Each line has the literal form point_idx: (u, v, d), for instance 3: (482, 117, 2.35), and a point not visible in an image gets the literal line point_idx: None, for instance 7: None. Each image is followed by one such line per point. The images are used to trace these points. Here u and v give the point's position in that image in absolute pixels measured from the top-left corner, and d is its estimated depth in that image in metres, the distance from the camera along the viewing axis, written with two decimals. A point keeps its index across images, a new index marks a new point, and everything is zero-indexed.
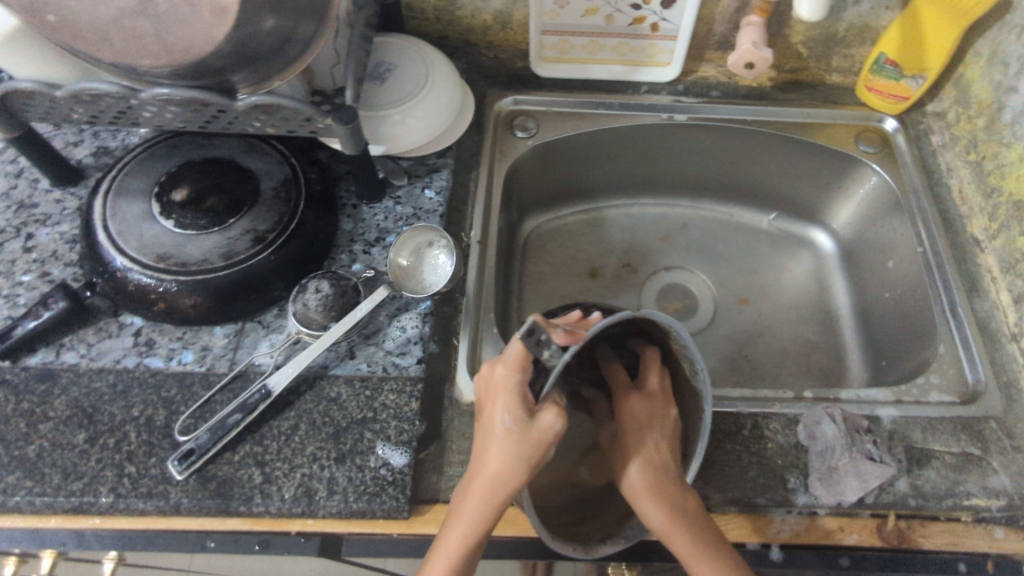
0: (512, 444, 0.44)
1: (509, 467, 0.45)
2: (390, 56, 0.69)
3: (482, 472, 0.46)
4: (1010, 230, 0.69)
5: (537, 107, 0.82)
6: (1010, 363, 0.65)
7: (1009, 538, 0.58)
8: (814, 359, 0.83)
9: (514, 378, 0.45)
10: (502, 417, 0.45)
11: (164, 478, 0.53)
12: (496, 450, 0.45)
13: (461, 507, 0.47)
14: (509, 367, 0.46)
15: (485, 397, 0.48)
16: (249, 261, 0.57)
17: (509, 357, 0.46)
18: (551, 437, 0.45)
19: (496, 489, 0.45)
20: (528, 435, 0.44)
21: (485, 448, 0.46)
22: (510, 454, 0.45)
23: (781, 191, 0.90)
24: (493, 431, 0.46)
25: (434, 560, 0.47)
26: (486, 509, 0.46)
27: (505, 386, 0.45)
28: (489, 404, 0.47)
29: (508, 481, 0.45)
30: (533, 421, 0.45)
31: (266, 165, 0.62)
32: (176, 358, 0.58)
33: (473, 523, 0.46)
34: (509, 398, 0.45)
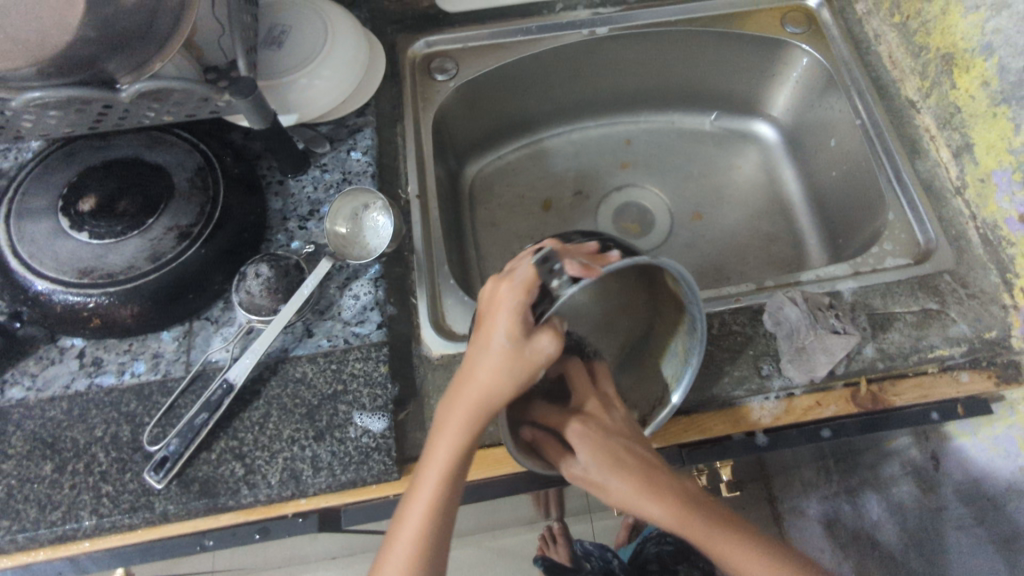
0: (506, 362, 0.44)
1: (500, 383, 0.44)
2: (285, 17, 0.64)
3: (468, 393, 0.45)
4: (942, 85, 0.68)
5: (451, 46, 0.78)
6: (958, 216, 0.66)
7: (974, 379, 0.60)
8: (775, 250, 0.84)
9: (518, 298, 0.45)
10: (500, 335, 0.44)
11: (144, 490, 0.52)
12: (490, 367, 0.45)
13: (440, 431, 0.46)
14: (516, 288, 0.45)
15: (483, 320, 0.47)
16: (178, 260, 0.54)
17: (517, 278, 0.45)
18: (541, 364, 0.44)
19: (479, 408, 0.45)
20: (519, 355, 0.44)
21: (479, 365, 0.45)
22: (502, 373, 0.44)
23: (718, 89, 0.88)
24: (490, 348, 0.45)
25: (417, 494, 0.45)
26: (468, 429, 0.45)
27: (508, 304, 0.45)
28: (488, 324, 0.46)
29: (491, 399, 0.44)
30: (527, 346, 0.44)
31: (175, 157, 0.58)
32: (128, 371, 0.56)
33: (453, 448, 0.45)
34: (509, 315, 0.44)
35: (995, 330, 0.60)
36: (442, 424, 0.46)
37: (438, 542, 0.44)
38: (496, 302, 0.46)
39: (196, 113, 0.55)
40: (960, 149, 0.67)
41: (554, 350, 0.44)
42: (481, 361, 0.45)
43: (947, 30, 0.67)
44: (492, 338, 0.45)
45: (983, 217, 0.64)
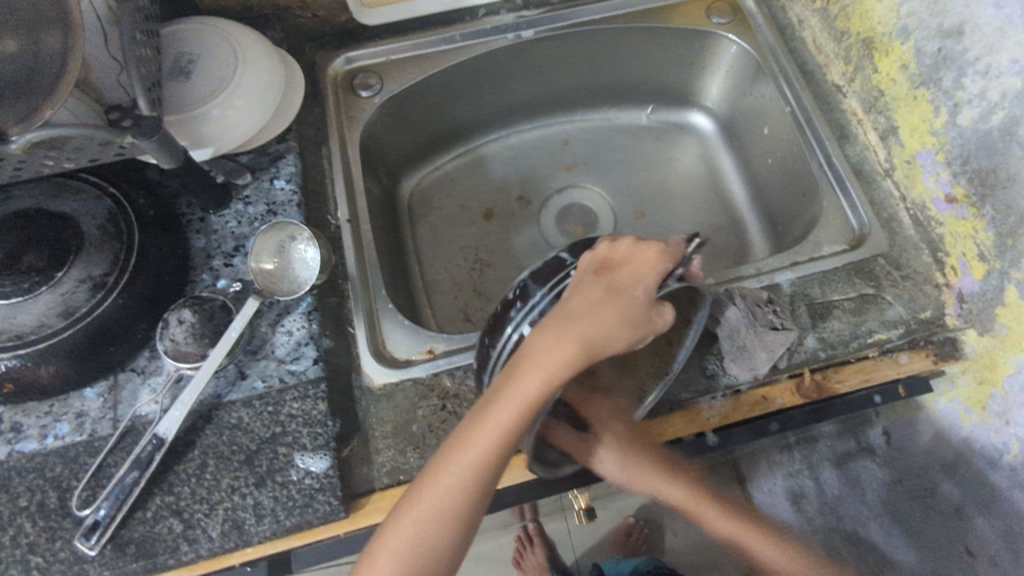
0: (625, 316, 0.45)
1: (610, 336, 0.45)
2: (191, 45, 0.61)
3: (587, 331, 0.44)
4: (865, 70, 0.68)
5: (374, 60, 0.76)
6: (887, 199, 0.67)
7: (913, 360, 0.60)
8: (719, 241, 0.85)
9: (665, 261, 0.46)
10: (644, 288, 0.46)
11: (76, 557, 0.49)
12: (612, 316, 0.45)
13: (537, 363, 0.44)
14: (665, 252, 0.47)
15: (617, 270, 0.47)
16: (94, 313, 0.52)
17: (667, 246, 0.47)
18: (661, 329, 0.46)
19: (587, 354, 0.44)
20: (648, 312, 0.45)
21: (597, 310, 0.45)
22: (618, 325, 0.45)
23: (651, 84, 0.88)
24: (622, 297, 0.45)
25: (483, 428, 0.44)
26: (569, 373, 0.44)
27: (657, 262, 0.46)
28: (624, 275, 0.46)
29: (604, 345, 0.45)
30: (655, 308, 0.46)
31: (81, 204, 0.55)
32: (51, 434, 0.53)
33: (541, 386, 0.43)
34: (657, 273, 0.46)
35: (931, 309, 0.61)
36: (540, 355, 0.44)
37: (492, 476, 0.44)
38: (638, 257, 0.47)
39: (99, 158, 0.52)
40: (886, 132, 0.67)
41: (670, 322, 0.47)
42: (608, 307, 0.45)
43: (864, 14, 0.66)
44: (631, 288, 0.46)
45: (913, 198, 0.64)
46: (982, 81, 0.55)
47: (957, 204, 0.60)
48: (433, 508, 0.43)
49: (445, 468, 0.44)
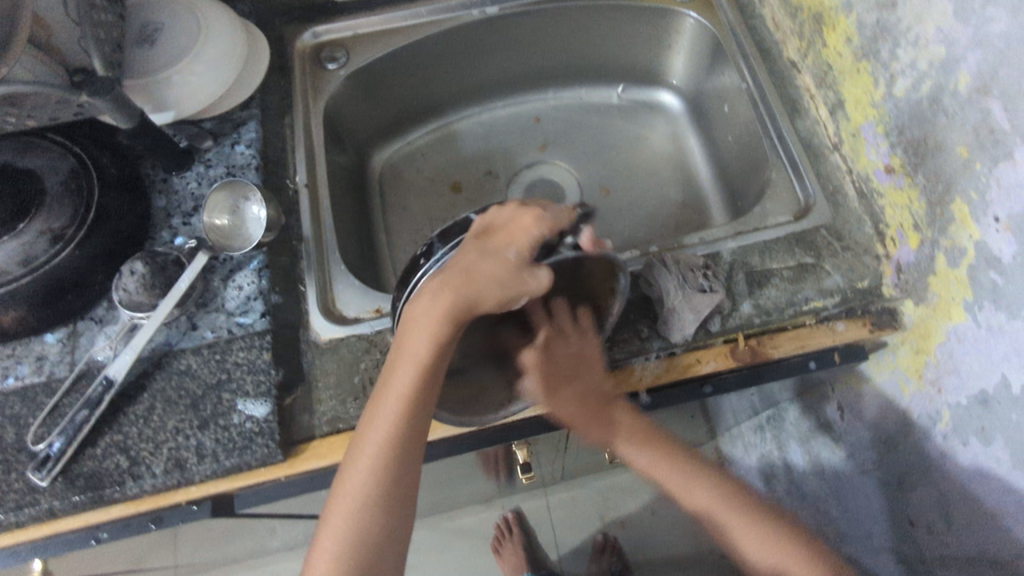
0: (500, 273, 0.47)
1: (485, 291, 0.47)
2: (157, 14, 0.64)
3: (461, 287, 0.48)
4: (816, 44, 0.68)
5: (342, 35, 0.79)
6: (835, 172, 0.67)
7: (848, 329, 0.61)
8: (682, 217, 0.86)
9: (538, 229, 0.49)
10: (514, 250, 0.48)
11: (29, 489, 0.52)
12: (485, 273, 0.48)
13: (419, 327, 0.48)
14: (542, 222, 0.49)
15: (496, 234, 0.49)
16: (52, 262, 0.55)
17: (546, 215, 0.50)
18: (536, 291, 0.47)
19: (463, 310, 0.48)
20: (521, 272, 0.47)
21: (471, 269, 0.48)
22: (491, 283, 0.47)
23: (619, 62, 0.89)
24: (494, 257, 0.48)
25: (384, 399, 0.48)
26: (448, 329, 0.48)
27: (531, 229, 0.49)
28: (502, 237, 0.49)
29: (483, 302, 0.48)
30: (528, 270, 0.47)
31: (46, 161, 0.58)
32: (12, 375, 0.57)
33: (423, 349, 0.48)
34: (528, 237, 0.48)
35: (868, 280, 0.62)
36: (419, 319, 0.48)
37: (415, 432, 0.48)
38: (515, 224, 0.50)
39: (59, 116, 0.57)
40: (834, 106, 0.68)
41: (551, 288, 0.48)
42: (482, 266, 0.48)
43: None
44: (503, 249, 0.48)
45: (858, 170, 0.65)
46: (913, 50, 0.56)
47: (895, 174, 0.61)
48: (364, 478, 0.47)
49: (358, 457, 0.48)
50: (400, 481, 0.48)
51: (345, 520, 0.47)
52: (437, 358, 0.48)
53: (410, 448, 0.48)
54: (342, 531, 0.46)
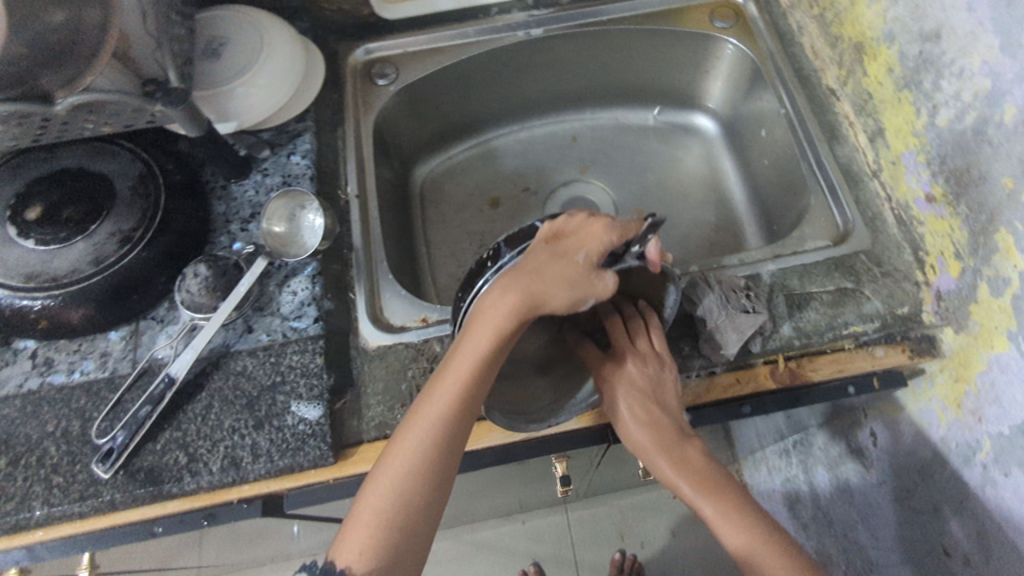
0: (573, 274, 0.49)
1: (559, 289, 0.48)
2: (223, 29, 0.67)
3: (531, 285, 0.48)
4: (856, 74, 0.71)
5: (391, 52, 0.82)
6: (874, 198, 0.69)
7: (888, 354, 0.62)
8: (717, 238, 0.87)
9: (609, 235, 0.51)
10: (584, 254, 0.50)
11: (92, 480, 0.55)
12: (557, 271, 0.49)
13: (484, 319, 0.48)
14: (609, 229, 0.52)
15: (566, 235, 0.52)
16: (121, 263, 0.57)
17: (615, 224, 0.52)
18: (603, 293, 0.49)
19: (532, 305, 0.48)
20: (592, 277, 0.49)
21: (541, 268, 0.49)
22: (563, 281, 0.49)
23: (657, 85, 0.92)
24: (566, 258, 0.50)
25: (442, 381, 0.48)
26: (513, 325, 0.48)
27: (601, 235, 0.51)
28: (571, 241, 0.51)
29: (551, 299, 0.48)
30: (597, 273, 0.49)
31: (117, 166, 0.62)
32: (78, 369, 0.59)
33: (492, 337, 0.48)
34: (597, 242, 0.50)
35: (907, 306, 0.63)
36: (488, 310, 0.48)
37: (459, 429, 0.48)
38: (584, 229, 0.52)
39: (133, 123, 0.58)
40: (874, 134, 0.69)
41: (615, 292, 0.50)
42: (554, 265, 0.49)
43: (855, 20, 0.69)
44: (575, 252, 0.50)
45: (897, 198, 0.66)
46: (956, 83, 0.57)
47: (935, 203, 0.62)
48: (398, 471, 0.47)
49: (408, 433, 0.48)
50: (438, 481, 0.47)
51: (380, 513, 0.46)
52: (497, 352, 0.48)
53: (450, 443, 0.48)
54: (382, 501, 0.46)
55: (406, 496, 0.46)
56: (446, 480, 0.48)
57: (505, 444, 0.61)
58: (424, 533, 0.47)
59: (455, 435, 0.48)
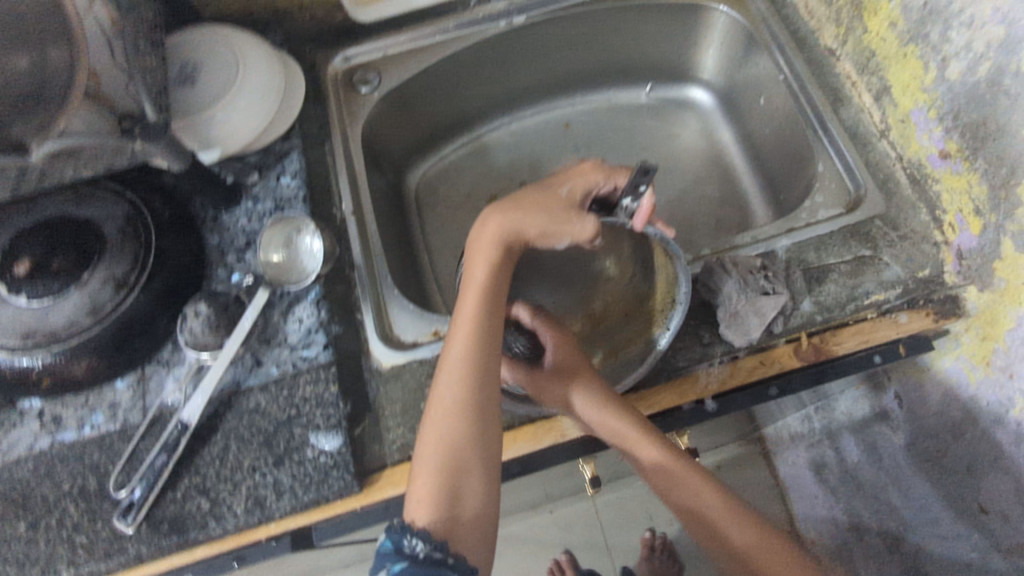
0: (552, 205, 0.52)
1: (536, 217, 0.51)
2: (195, 52, 0.65)
3: (512, 214, 0.52)
4: (855, 30, 0.68)
5: (370, 56, 0.79)
6: (885, 158, 0.66)
7: (912, 320, 0.60)
8: (722, 214, 0.85)
9: (593, 177, 0.54)
10: (565, 189, 0.53)
11: (116, 535, 0.53)
12: (539, 203, 0.53)
13: (478, 254, 0.52)
14: (595, 172, 0.55)
15: (557, 179, 0.56)
16: (119, 309, 0.56)
17: (603, 166, 0.55)
18: (580, 231, 0.49)
19: (514, 234, 0.52)
20: (570, 209, 0.51)
21: (525, 202, 0.53)
22: (542, 209, 0.52)
23: (647, 61, 0.89)
24: (551, 194, 0.53)
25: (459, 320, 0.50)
26: (498, 252, 0.52)
27: (588, 174, 0.54)
28: (560, 179, 0.56)
29: (529, 224, 0.51)
30: (578, 214, 0.50)
31: (103, 209, 0.59)
32: (88, 423, 0.58)
33: (487, 269, 0.51)
34: (580, 180, 0.54)
35: (929, 268, 0.61)
36: (480, 244, 0.52)
37: (485, 368, 0.49)
38: (574, 173, 0.56)
39: (115, 164, 0.56)
40: (879, 92, 0.67)
41: (595, 238, 0.50)
42: (537, 197, 0.53)
43: None
44: (558, 189, 0.54)
45: (909, 157, 0.64)
46: (967, 33, 0.55)
47: (950, 159, 0.60)
48: (441, 413, 0.49)
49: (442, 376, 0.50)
50: (480, 422, 0.48)
51: (434, 462, 0.47)
52: (496, 283, 0.51)
53: (480, 378, 0.49)
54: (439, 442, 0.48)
55: (454, 441, 0.47)
56: (491, 414, 0.49)
57: (531, 452, 0.59)
58: (485, 474, 0.48)
59: (482, 375, 0.49)
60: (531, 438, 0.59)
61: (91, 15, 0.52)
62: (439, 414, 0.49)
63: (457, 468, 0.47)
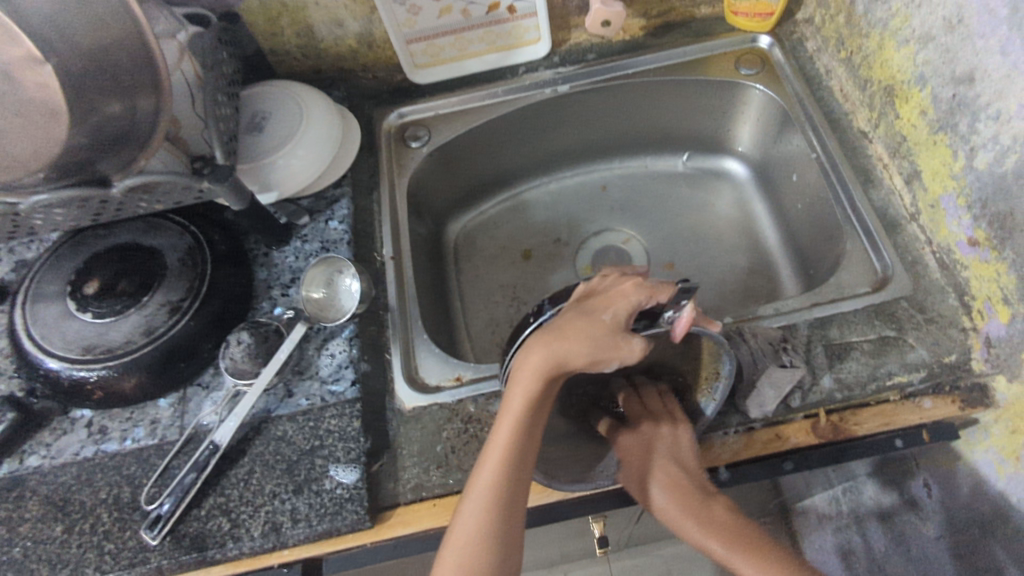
0: (596, 330, 0.49)
1: (583, 346, 0.49)
2: (266, 104, 0.72)
3: (553, 342, 0.49)
4: (887, 115, 0.70)
5: (423, 115, 0.85)
6: (912, 242, 0.67)
7: (936, 405, 0.60)
8: (750, 283, 0.86)
9: (636, 296, 0.52)
10: (608, 313, 0.51)
11: (141, 546, 0.56)
12: (583, 328, 0.50)
13: (518, 380, 0.50)
14: (638, 290, 0.53)
15: (597, 296, 0.53)
16: (170, 332, 0.61)
17: (644, 283, 0.53)
18: (629, 357, 0.49)
19: (556, 364, 0.49)
20: (618, 337, 0.49)
21: (566, 325, 0.50)
22: (589, 336, 0.49)
23: (685, 131, 0.92)
24: (595, 317, 0.50)
25: (493, 443, 0.50)
26: (540, 383, 0.50)
27: (631, 295, 0.52)
28: (601, 298, 0.53)
29: (572, 354, 0.49)
30: (625, 337, 0.49)
31: (168, 240, 0.65)
32: (129, 437, 0.62)
33: (525, 399, 0.50)
34: (624, 303, 0.51)
35: (955, 354, 0.61)
36: (519, 370, 0.50)
37: (512, 497, 0.49)
38: (616, 292, 0.53)
39: (182, 199, 0.62)
40: (910, 175, 0.68)
41: (643, 356, 0.50)
42: (580, 321, 0.50)
43: (885, 63, 0.69)
44: (602, 314, 0.51)
45: (938, 242, 0.65)
46: (994, 125, 0.56)
47: (978, 247, 0.60)
48: (468, 533, 0.49)
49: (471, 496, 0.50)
50: (504, 554, 0.49)
51: None
52: (534, 410, 0.50)
53: (511, 500, 0.49)
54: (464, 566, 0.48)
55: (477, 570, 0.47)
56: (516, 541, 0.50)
57: (541, 505, 0.60)
58: None
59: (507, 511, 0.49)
60: (539, 490, 0.59)
61: (179, 69, 0.60)
62: (461, 543, 0.48)
63: None
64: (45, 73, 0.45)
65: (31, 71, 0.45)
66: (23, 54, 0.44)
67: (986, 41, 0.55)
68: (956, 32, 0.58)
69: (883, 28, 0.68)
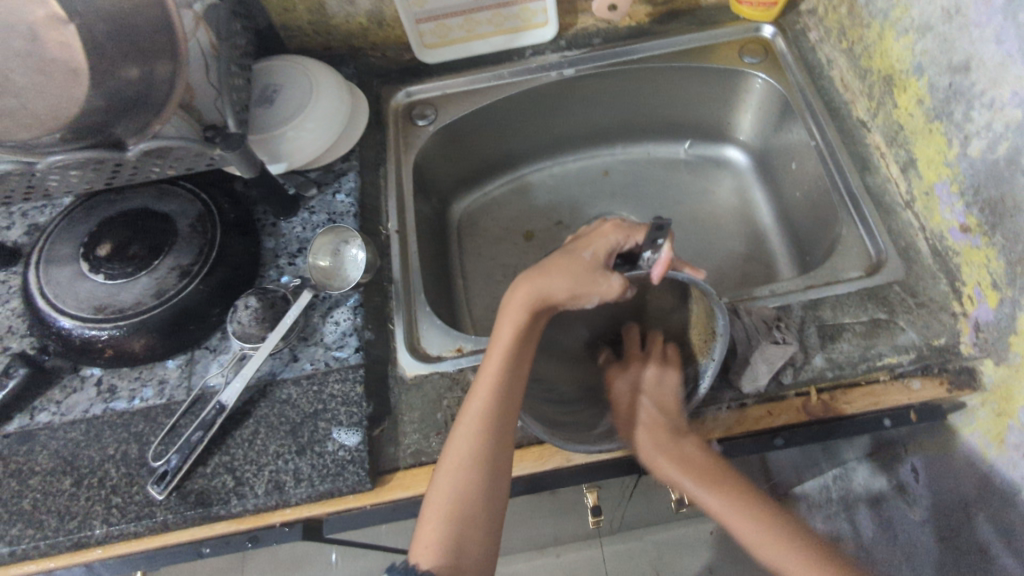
0: (573, 269, 0.56)
1: (563, 282, 0.55)
2: (277, 77, 0.73)
3: (536, 280, 0.56)
4: (886, 105, 0.71)
5: (431, 94, 0.87)
6: (907, 229, 0.68)
7: (925, 386, 0.61)
8: (748, 269, 0.88)
9: (615, 240, 0.58)
10: (586, 254, 0.57)
11: (147, 501, 0.58)
12: (564, 268, 0.56)
13: (506, 315, 0.56)
14: (616, 235, 0.59)
15: (580, 242, 0.60)
16: (180, 295, 0.62)
17: (623, 228, 0.59)
18: (606, 292, 0.54)
19: (538, 298, 0.56)
20: (596, 273, 0.55)
21: (549, 267, 0.57)
22: (567, 273, 0.55)
23: (687, 119, 0.94)
24: (574, 257, 0.57)
25: (483, 373, 0.55)
26: (525, 316, 0.55)
27: (609, 237, 0.59)
28: (583, 243, 0.60)
29: (554, 288, 0.55)
30: (603, 273, 0.54)
31: (179, 206, 0.67)
32: (137, 396, 0.63)
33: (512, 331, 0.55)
34: (602, 244, 0.58)
35: (944, 337, 0.62)
36: (507, 307, 0.57)
37: (500, 420, 0.53)
38: (596, 237, 0.60)
39: (194, 165, 0.63)
40: (906, 164, 0.69)
41: (623, 293, 0.54)
42: (561, 262, 0.57)
43: (884, 53, 0.70)
44: (581, 255, 0.58)
45: (932, 229, 0.66)
46: (987, 113, 0.58)
47: (970, 234, 0.62)
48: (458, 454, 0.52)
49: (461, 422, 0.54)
50: (492, 474, 0.52)
51: (444, 504, 0.50)
52: (519, 341, 0.55)
53: (499, 423, 0.53)
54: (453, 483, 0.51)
55: (466, 487, 0.51)
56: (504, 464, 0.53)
57: (537, 473, 0.62)
58: (489, 521, 0.51)
59: (490, 455, 0.52)
60: (536, 458, 0.61)
61: (195, 37, 0.61)
62: (453, 466, 0.52)
63: (465, 514, 0.50)
64: (67, 33, 0.47)
65: (54, 31, 0.47)
66: (49, 14, 0.46)
67: (982, 30, 0.57)
68: (953, 22, 0.60)
69: (883, 18, 0.69)
